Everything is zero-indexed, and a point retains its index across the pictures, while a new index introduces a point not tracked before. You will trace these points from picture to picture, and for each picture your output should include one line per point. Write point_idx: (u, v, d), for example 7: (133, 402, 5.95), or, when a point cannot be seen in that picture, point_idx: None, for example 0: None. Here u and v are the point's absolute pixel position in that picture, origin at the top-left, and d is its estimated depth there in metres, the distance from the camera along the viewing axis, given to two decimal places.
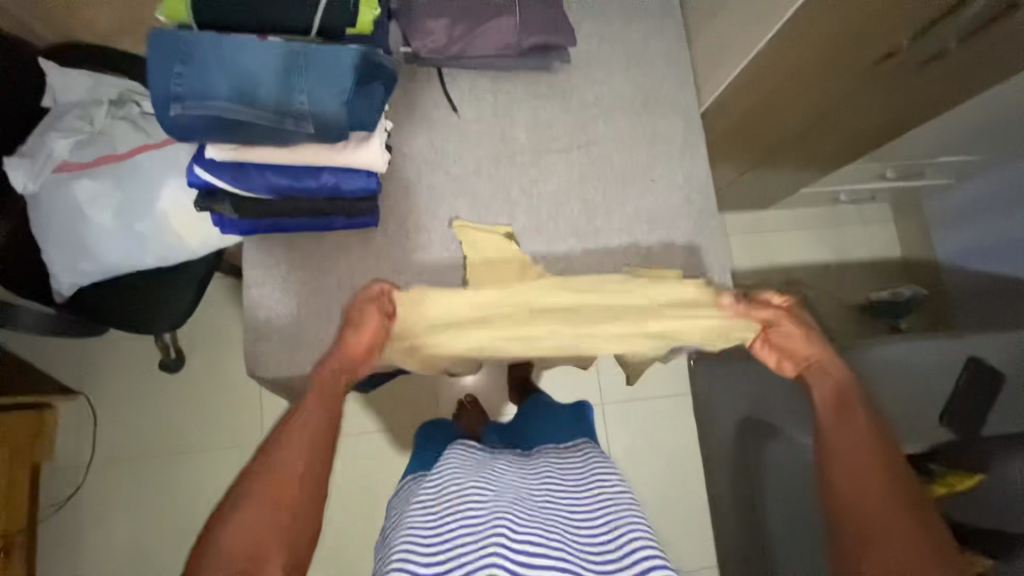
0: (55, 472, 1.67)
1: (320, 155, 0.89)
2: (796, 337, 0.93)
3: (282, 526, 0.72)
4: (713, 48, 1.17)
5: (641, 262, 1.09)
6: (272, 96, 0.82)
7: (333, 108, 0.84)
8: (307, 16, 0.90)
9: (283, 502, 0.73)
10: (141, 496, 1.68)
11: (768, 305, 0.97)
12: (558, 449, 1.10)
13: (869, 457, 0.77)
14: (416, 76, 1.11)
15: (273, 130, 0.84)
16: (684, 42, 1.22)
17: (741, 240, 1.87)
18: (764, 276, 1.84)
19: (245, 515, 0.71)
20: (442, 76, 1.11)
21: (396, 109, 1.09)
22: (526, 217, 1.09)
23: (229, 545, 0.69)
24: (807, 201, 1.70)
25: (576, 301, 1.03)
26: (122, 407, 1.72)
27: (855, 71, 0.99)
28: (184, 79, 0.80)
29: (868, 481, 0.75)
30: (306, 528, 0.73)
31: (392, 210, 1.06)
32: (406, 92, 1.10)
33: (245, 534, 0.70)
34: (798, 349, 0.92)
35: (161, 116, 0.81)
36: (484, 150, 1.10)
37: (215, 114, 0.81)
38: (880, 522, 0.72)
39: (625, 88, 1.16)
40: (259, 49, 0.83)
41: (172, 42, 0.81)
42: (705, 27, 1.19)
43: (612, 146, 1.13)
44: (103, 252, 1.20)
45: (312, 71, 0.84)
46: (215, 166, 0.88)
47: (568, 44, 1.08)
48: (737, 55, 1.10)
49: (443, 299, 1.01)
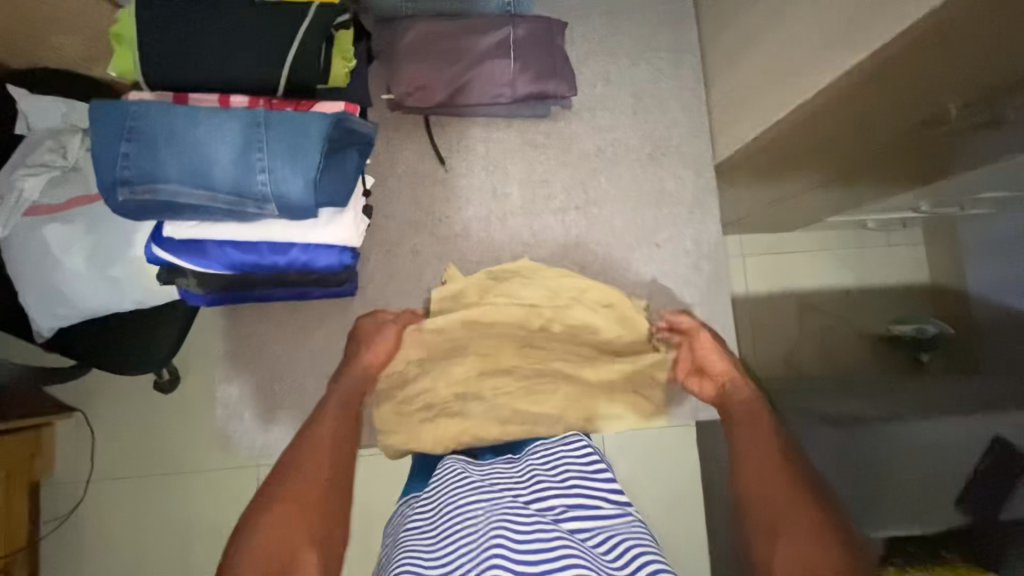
0: (54, 487, 1.61)
1: (286, 232, 0.82)
2: (713, 351, 1.21)
3: (309, 526, 0.90)
4: (726, 99, 1.19)
5: (620, 320, 1.19)
6: (228, 177, 0.74)
7: (295, 187, 0.75)
8: (272, 73, 0.80)
9: (311, 506, 0.93)
10: (142, 515, 1.60)
11: (686, 320, 1.24)
12: (543, 455, 0.97)
13: (770, 448, 1.10)
14: (401, 124, 1.15)
15: (231, 212, 0.76)
16: (700, 85, 1.26)
17: (757, 261, 1.26)
18: (784, 312, 1.23)
19: (281, 515, 0.90)
20: (430, 125, 1.15)
21: (380, 164, 1.14)
22: (513, 274, 1.16)
23: (268, 536, 0.88)
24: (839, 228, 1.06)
25: (545, 358, 1.15)
26: (121, 423, 1.64)
27: (895, 134, 0.84)
28: (130, 160, 0.72)
29: (765, 473, 1.06)
30: (332, 509, 0.97)
31: (373, 279, 1.14)
32: (391, 142, 1.15)
33: (276, 533, 0.87)
34: (720, 368, 1.20)
35: (107, 200, 0.73)
36: (473, 212, 1.17)
37: (165, 198, 0.73)
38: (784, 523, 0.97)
39: (633, 137, 1.22)
40: (215, 122, 0.75)
41: (121, 115, 0.73)
42: (722, 73, 1.20)
43: (611, 207, 1.21)
44: (83, 298, 1.14)
45: (275, 146, 0.75)
46: (171, 244, 0.81)
47: (568, 93, 0.98)
48: (765, 106, 1.07)
49: (425, 352, 1.13)
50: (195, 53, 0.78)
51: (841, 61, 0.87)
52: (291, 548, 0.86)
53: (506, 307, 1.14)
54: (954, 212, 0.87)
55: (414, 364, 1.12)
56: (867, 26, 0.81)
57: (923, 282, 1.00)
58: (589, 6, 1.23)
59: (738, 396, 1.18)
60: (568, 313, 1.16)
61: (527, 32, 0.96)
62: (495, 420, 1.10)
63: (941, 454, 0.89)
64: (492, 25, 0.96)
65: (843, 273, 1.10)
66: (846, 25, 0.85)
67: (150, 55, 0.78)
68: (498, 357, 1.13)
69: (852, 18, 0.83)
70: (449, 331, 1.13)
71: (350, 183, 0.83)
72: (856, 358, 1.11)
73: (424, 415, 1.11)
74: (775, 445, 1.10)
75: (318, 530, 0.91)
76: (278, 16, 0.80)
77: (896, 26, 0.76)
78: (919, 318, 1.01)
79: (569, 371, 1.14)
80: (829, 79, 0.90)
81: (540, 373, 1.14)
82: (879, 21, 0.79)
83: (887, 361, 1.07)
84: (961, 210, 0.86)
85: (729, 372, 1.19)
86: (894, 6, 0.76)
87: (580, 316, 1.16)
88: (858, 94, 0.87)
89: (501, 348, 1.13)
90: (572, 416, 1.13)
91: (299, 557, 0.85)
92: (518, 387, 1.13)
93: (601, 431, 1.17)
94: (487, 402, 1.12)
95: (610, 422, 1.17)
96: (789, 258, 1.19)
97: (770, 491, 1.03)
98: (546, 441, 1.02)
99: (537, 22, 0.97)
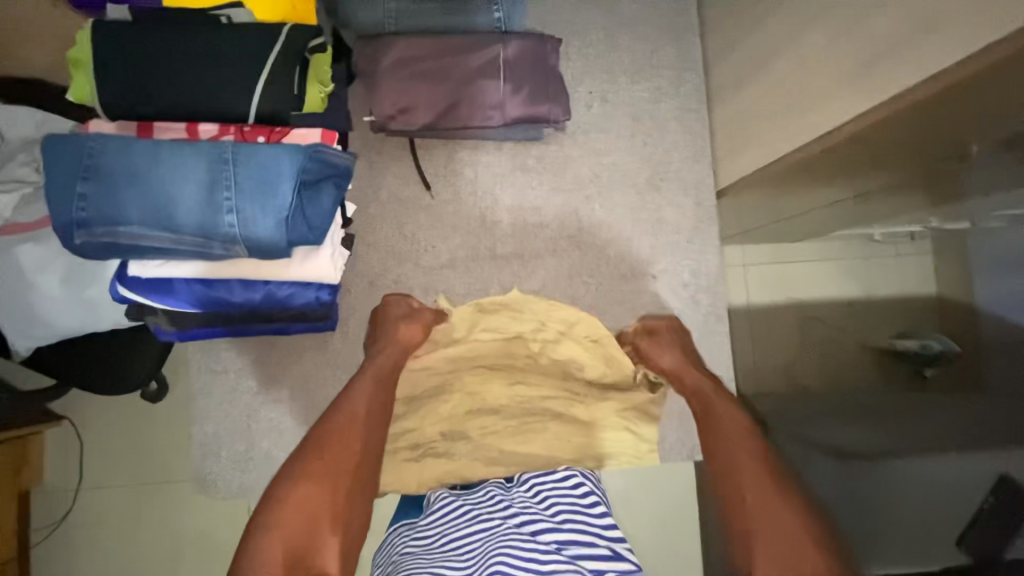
0: (45, 495, 1.37)
1: (259, 270, 0.78)
2: (665, 352, 1.04)
3: (337, 504, 0.81)
4: (729, 122, 1.13)
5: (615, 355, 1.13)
6: (192, 219, 0.69)
7: (266, 227, 0.71)
8: (239, 103, 0.75)
9: (340, 486, 0.83)
10: (134, 528, 1.36)
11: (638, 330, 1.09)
12: (533, 495, 0.93)
13: (743, 466, 0.83)
14: (385, 149, 1.11)
15: (199, 253, 0.72)
16: (702, 105, 1.19)
17: (759, 272, 1.18)
18: (784, 321, 1.16)
19: (303, 493, 0.80)
20: (414, 148, 1.11)
21: (361, 192, 1.11)
22: (501, 307, 1.12)
23: (287, 518, 0.78)
24: (847, 238, 1.02)
25: (534, 397, 1.11)
26: (103, 426, 1.38)
27: (907, 172, 0.77)
28: (88, 202, 0.68)
29: (732, 468, 0.84)
30: (361, 497, 0.85)
31: (356, 310, 1.11)
32: (373, 169, 1.11)
33: (304, 513, 0.79)
34: (668, 362, 1.03)
35: (65, 242, 0.69)
36: (459, 242, 1.12)
37: (126, 240, 0.69)
38: (760, 519, 0.77)
39: (630, 162, 1.17)
40: (180, 159, 0.70)
41: (76, 152, 0.69)
42: (724, 96, 1.14)
43: (605, 234, 1.16)
44: (61, 320, 1.07)
45: (243, 185, 0.71)
46: (138, 284, 0.76)
47: (561, 116, 0.92)
48: (770, 138, 1.00)
49: (409, 388, 1.10)
50: (156, 83, 0.73)
51: (858, 102, 0.78)
52: (310, 536, 0.77)
53: (493, 339, 1.11)
54: (964, 228, 0.82)
55: (399, 400, 1.09)
56: (876, 66, 0.74)
57: (929, 294, 0.97)
58: (586, 20, 1.17)
59: (687, 385, 0.99)
60: (557, 348, 1.12)
61: (518, 51, 0.91)
62: (480, 460, 1.07)
63: (944, 491, 0.81)
64: (481, 43, 0.90)
65: (849, 282, 1.07)
66: (865, 63, 0.76)
67: (105, 84, 0.73)
68: (485, 393, 1.10)
69: (867, 55, 0.75)
70: (434, 365, 1.10)
71: (327, 219, 0.78)
72: (861, 375, 1.05)
73: (410, 455, 1.08)
74: (754, 454, 0.85)
75: (353, 514, 0.82)
76: (246, 38, 0.75)
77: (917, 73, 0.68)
78: (923, 336, 0.97)
79: (558, 408, 1.11)
80: (846, 117, 0.83)
81: (528, 411, 1.10)
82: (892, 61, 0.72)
83: (892, 379, 1.02)
84: (975, 226, 0.80)
85: (672, 364, 1.02)
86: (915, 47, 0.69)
87: (571, 350, 1.12)
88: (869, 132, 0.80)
89: (488, 383, 1.10)
90: (565, 456, 1.09)
91: (324, 542, 0.77)
92: (506, 427, 1.09)
93: (605, 467, 1.11)
94: (473, 440, 1.09)
95: (608, 463, 1.11)
96: (795, 267, 1.12)
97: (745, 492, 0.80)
98: (539, 476, 0.98)
99: (527, 39, 0.91)
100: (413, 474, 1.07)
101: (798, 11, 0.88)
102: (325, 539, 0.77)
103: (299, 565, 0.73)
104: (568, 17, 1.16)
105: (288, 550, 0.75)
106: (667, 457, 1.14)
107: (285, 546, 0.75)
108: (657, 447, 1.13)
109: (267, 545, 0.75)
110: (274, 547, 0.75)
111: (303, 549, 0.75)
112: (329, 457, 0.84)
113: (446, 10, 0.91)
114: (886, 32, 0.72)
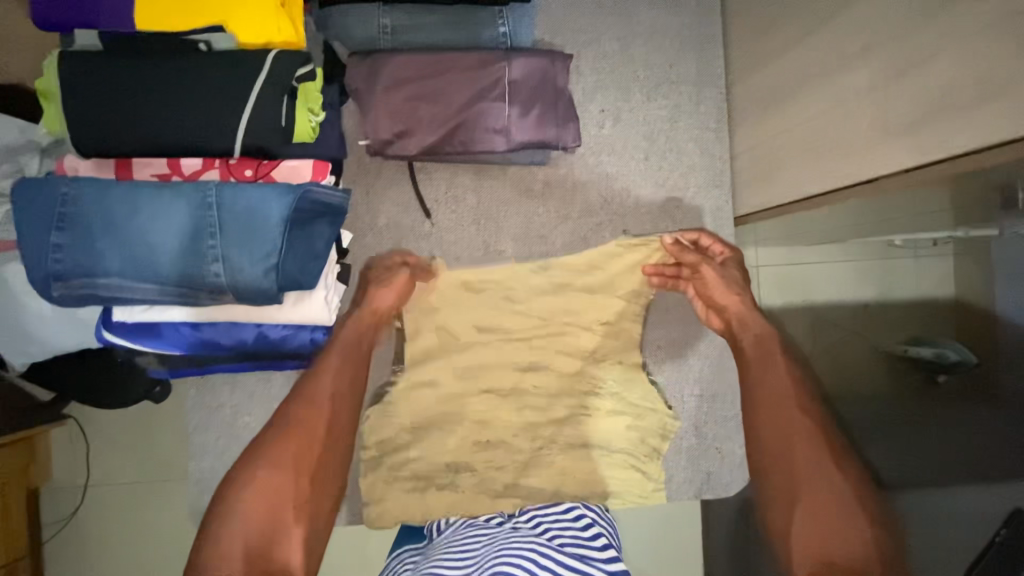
0: (50, 492, 1.26)
1: (252, 313, 0.75)
2: (717, 284, 1.03)
3: (298, 494, 0.81)
4: (754, 147, 1.06)
5: (622, 387, 1.10)
6: (175, 268, 0.65)
7: (253, 275, 0.67)
8: (222, 139, 0.70)
9: (303, 475, 0.82)
10: (144, 533, 1.26)
11: (697, 252, 1.07)
12: (531, 523, 0.92)
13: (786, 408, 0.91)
14: (384, 173, 1.05)
15: (186, 302, 0.68)
16: (723, 125, 1.12)
17: (773, 272, 1.08)
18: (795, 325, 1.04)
19: (263, 481, 0.79)
20: (414, 171, 1.05)
21: (358, 217, 1.05)
22: (506, 338, 1.08)
23: (250, 507, 0.75)
24: (864, 236, 0.86)
25: (542, 424, 1.09)
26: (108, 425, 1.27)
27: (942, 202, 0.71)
28: (64, 253, 0.64)
29: (784, 420, 0.90)
30: (326, 485, 0.87)
31: None
32: (371, 195, 1.05)
33: (265, 505, 0.76)
34: (720, 293, 1.03)
35: (43, 295, 0.65)
36: (463, 270, 1.08)
37: (106, 292, 0.65)
38: (808, 476, 0.83)
39: (644, 185, 1.11)
40: (160, 204, 0.66)
41: (48, 202, 0.65)
42: (747, 116, 1.07)
43: (615, 261, 1.10)
44: (58, 341, 0.90)
45: (226, 232, 0.66)
46: (121, 329, 0.74)
47: (569, 140, 0.88)
48: (801, 171, 0.92)
49: (416, 413, 1.07)
50: (134, 121, 0.68)
51: (894, 152, 0.73)
52: (275, 529, 0.75)
53: (501, 366, 1.08)
54: (989, 235, 0.68)
55: (402, 431, 1.07)
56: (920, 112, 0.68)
57: (945, 297, 0.76)
58: (600, 31, 1.08)
59: (750, 332, 1.00)
60: (563, 379, 1.09)
61: (525, 71, 0.85)
62: (485, 493, 1.06)
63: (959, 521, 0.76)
64: (485, 61, 0.85)
65: (865, 284, 0.89)
66: (915, 118, 0.69)
67: (80, 123, 0.68)
68: (490, 426, 1.08)
69: (914, 94, 0.68)
70: (435, 400, 1.07)
71: (318, 256, 0.74)
72: (875, 380, 0.91)
73: (411, 487, 1.06)
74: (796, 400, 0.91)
75: (316, 505, 0.83)
76: (230, 72, 0.69)
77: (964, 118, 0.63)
78: (936, 341, 0.78)
79: (563, 442, 1.09)
80: (886, 171, 0.76)
81: (534, 443, 1.08)
82: (941, 116, 0.66)
83: (903, 385, 0.86)
84: (1002, 233, 0.66)
85: (740, 306, 1.02)
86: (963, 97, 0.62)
87: (580, 374, 1.09)
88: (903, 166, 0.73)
89: (491, 414, 1.08)
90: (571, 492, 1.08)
91: (289, 532, 0.77)
92: (513, 461, 1.08)
93: (610, 505, 1.09)
94: (476, 472, 1.07)
95: (613, 502, 1.09)
96: (807, 269, 0.99)
97: (811, 471, 0.83)
98: (542, 507, 0.97)
99: (537, 57, 0.86)
100: (415, 507, 1.06)
101: (836, 43, 0.80)
102: (288, 525, 0.77)
103: (263, 556, 0.72)
104: (581, 27, 1.08)
105: (249, 541, 0.72)
106: (675, 497, 1.12)
107: (246, 537, 0.73)
108: (664, 486, 1.12)
109: (226, 536, 0.73)
110: (234, 540, 0.72)
111: (265, 537, 0.74)
112: (295, 446, 0.84)
113: (448, 26, 0.85)
114: (944, 84, 0.65)
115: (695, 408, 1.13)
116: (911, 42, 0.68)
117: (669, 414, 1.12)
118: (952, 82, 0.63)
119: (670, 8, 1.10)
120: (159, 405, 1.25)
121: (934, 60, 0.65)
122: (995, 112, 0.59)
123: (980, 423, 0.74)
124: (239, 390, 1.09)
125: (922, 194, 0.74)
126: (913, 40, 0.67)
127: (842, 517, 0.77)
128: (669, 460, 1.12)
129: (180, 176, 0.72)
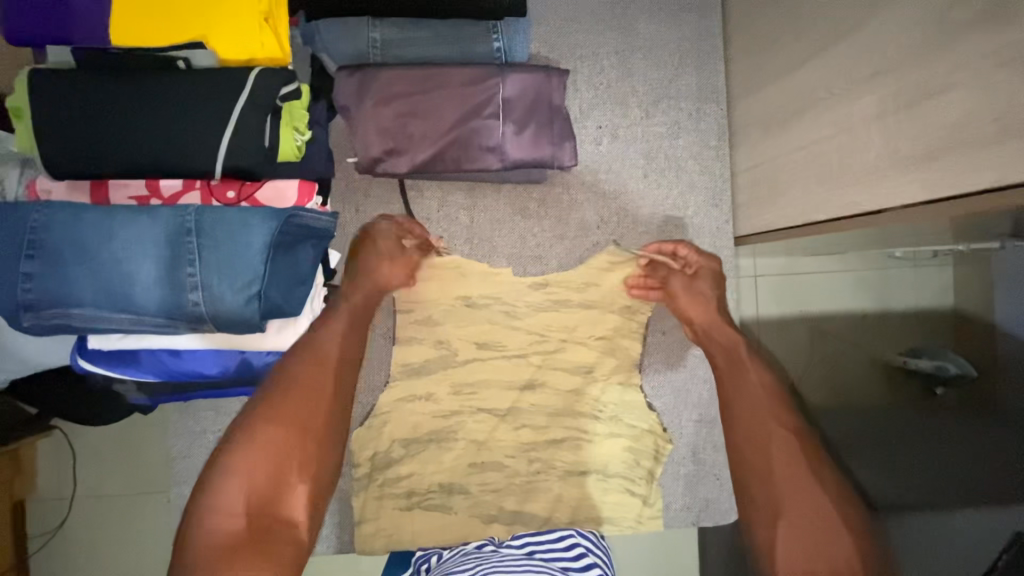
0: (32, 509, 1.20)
1: (238, 339, 0.76)
2: (690, 299, 1.07)
3: (303, 448, 0.85)
4: (755, 167, 1.04)
5: (619, 408, 1.08)
6: (151, 297, 0.62)
7: (235, 303, 0.64)
8: (201, 161, 0.67)
9: (309, 430, 0.86)
10: (132, 553, 1.21)
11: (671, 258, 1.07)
12: (523, 550, 0.90)
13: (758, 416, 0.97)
14: (374, 189, 1.03)
15: (164, 330, 0.65)
16: (723, 141, 1.10)
17: (770, 284, 1.08)
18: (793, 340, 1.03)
19: (269, 438, 0.81)
20: (405, 189, 1.03)
21: (347, 236, 1.02)
22: (500, 358, 1.06)
23: (256, 460, 0.79)
24: (858, 261, 0.91)
25: (541, 445, 1.06)
26: (92, 441, 1.22)
27: (948, 223, 0.69)
28: (33, 283, 0.61)
29: (761, 436, 0.94)
30: (328, 443, 0.91)
31: None
32: (361, 212, 1.02)
33: (269, 460, 0.80)
34: (692, 310, 1.07)
35: (14, 325, 0.63)
36: (456, 289, 1.05)
37: (80, 322, 0.62)
38: (787, 489, 0.87)
39: (642, 203, 1.08)
40: (136, 231, 0.63)
41: (17, 229, 0.62)
42: (746, 133, 1.05)
43: (611, 281, 1.07)
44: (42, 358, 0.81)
45: (206, 259, 0.63)
46: (99, 357, 0.74)
47: (567, 158, 0.86)
48: (803, 195, 0.90)
49: (410, 430, 1.04)
50: (108, 141, 0.65)
51: (900, 178, 0.71)
52: (279, 484, 0.80)
53: (495, 388, 1.06)
54: (991, 247, 0.71)
55: (394, 457, 1.04)
56: (929, 139, 0.66)
57: (944, 307, 0.81)
58: (598, 45, 1.05)
59: (716, 342, 1.06)
60: (559, 401, 1.06)
61: (519, 89, 0.84)
62: (480, 518, 1.04)
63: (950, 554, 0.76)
64: (477, 77, 0.83)
65: (862, 293, 0.92)
66: (922, 152, 0.67)
67: (53, 144, 0.65)
68: (483, 448, 1.05)
69: (925, 122, 0.66)
70: (426, 423, 1.05)
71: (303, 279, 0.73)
72: (871, 394, 0.93)
73: (403, 503, 1.04)
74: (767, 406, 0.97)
75: (319, 462, 0.89)
76: (211, 93, 0.66)
77: (972, 147, 0.60)
78: (938, 354, 0.82)
79: (560, 466, 1.06)
80: (892, 204, 0.73)
81: (531, 465, 1.06)
82: (948, 143, 0.63)
83: (903, 397, 0.88)
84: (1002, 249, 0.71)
85: (707, 319, 1.07)
86: (974, 126, 0.60)
87: (576, 395, 1.07)
88: (908, 193, 0.70)
89: (486, 436, 1.05)
90: (568, 516, 1.05)
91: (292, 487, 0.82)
92: (508, 484, 1.05)
93: (604, 530, 1.06)
94: (468, 497, 1.05)
95: (607, 527, 1.07)
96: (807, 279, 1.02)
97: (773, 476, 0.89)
98: (535, 535, 0.95)
99: (532, 73, 0.84)
100: (405, 536, 1.03)
101: (844, 66, 0.78)
102: (293, 480, 0.83)
103: (265, 513, 0.75)
104: (577, 40, 1.05)
105: (256, 497, 0.76)
106: (670, 524, 1.11)
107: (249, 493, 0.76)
108: (661, 513, 1.10)
109: (230, 488, 0.75)
110: (238, 493, 0.75)
111: (269, 492, 0.78)
112: (302, 401, 0.86)
113: (440, 41, 0.83)
114: (955, 114, 0.62)
115: (693, 433, 1.10)
116: (926, 68, 0.65)
117: (664, 438, 1.10)
118: (965, 112, 0.60)
119: (670, 21, 1.07)
120: (144, 424, 1.22)
121: (944, 90, 0.63)
122: (1001, 145, 0.57)
123: (987, 438, 0.75)
124: (223, 414, 1.08)
125: (917, 225, 0.72)
126: (923, 68, 0.65)
127: (825, 532, 0.80)
128: (667, 485, 1.10)
129: (159, 198, 0.70)
